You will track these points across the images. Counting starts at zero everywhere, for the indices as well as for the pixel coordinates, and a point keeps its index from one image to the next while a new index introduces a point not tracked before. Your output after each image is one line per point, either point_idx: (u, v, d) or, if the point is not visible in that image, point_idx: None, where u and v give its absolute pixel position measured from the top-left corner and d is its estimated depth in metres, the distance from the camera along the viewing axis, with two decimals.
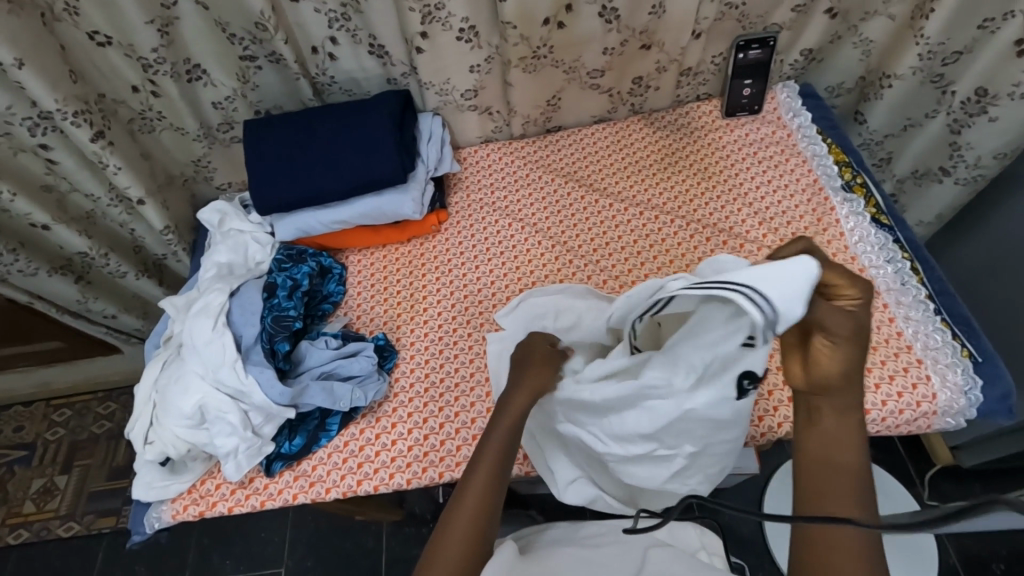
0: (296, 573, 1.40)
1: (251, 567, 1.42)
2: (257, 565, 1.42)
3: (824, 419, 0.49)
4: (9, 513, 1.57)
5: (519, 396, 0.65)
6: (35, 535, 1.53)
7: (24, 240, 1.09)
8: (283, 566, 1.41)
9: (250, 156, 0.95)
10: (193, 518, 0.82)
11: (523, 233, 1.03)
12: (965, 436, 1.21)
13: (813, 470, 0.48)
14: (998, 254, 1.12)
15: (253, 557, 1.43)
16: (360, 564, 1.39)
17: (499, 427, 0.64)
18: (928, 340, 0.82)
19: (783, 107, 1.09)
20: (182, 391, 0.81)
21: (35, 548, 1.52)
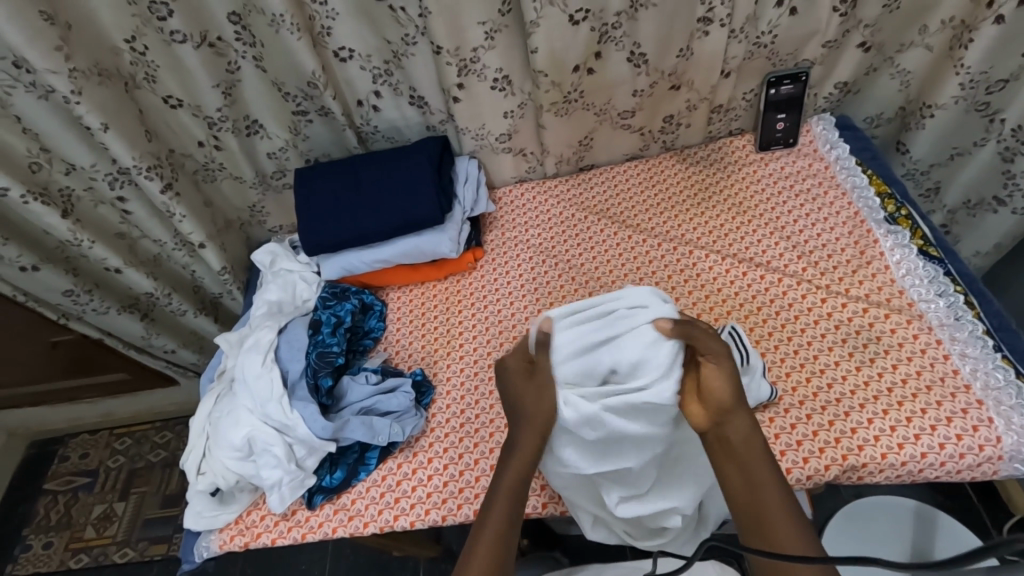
0: None
1: None
2: None
3: (736, 444, 0.63)
4: (71, 537, 1.67)
5: (528, 434, 0.68)
6: (94, 560, 1.62)
7: (98, 281, 1.20)
8: None
9: (301, 201, 1.02)
10: (238, 549, 0.85)
11: (556, 270, 1.04)
12: None
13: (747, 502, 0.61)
14: None
15: None
16: None
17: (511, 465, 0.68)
18: (988, 378, 0.77)
19: (819, 139, 1.08)
20: (233, 424, 0.85)
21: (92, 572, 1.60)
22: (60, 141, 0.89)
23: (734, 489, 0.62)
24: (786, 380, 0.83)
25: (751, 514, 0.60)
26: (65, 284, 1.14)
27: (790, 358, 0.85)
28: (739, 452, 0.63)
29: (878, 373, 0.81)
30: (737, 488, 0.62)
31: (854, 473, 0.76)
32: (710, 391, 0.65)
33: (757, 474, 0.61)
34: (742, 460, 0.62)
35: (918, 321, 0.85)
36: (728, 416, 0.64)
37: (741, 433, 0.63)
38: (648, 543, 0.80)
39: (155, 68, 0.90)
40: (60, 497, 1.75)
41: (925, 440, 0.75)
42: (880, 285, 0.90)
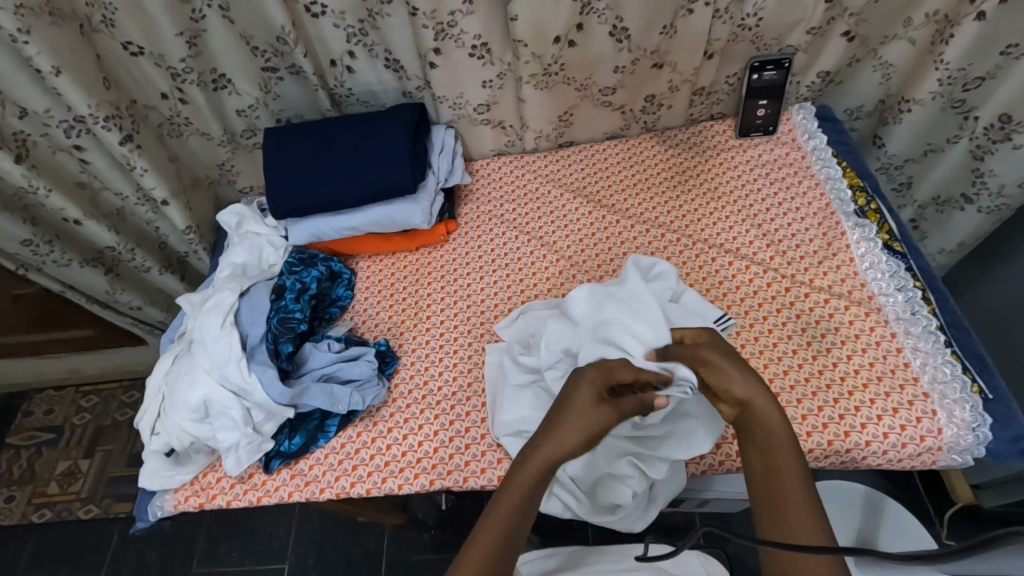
0: (299, 570, 1.51)
1: (257, 561, 1.53)
2: (263, 560, 1.53)
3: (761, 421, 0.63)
4: (34, 492, 1.67)
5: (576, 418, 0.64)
6: (57, 515, 1.62)
7: (59, 232, 1.16)
8: (286, 562, 1.52)
9: (269, 163, 0.99)
10: (193, 508, 0.85)
11: (529, 246, 1.05)
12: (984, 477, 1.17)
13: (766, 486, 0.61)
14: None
15: (258, 553, 1.54)
16: (360, 565, 1.51)
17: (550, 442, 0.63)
18: (936, 372, 0.80)
19: (798, 129, 1.08)
20: (188, 387, 0.83)
21: (54, 527, 1.61)
22: (10, 83, 0.84)
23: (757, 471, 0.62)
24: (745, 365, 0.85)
25: (775, 506, 0.59)
26: (23, 233, 1.11)
27: (751, 344, 0.87)
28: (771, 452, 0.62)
29: (833, 363, 0.83)
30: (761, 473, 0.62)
31: (801, 457, 0.79)
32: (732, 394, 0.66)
33: (779, 466, 0.61)
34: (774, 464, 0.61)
35: (876, 314, 0.86)
36: (751, 409, 0.64)
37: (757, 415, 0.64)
38: (597, 516, 0.79)
39: (113, 11, 0.85)
40: (22, 452, 1.74)
41: (872, 428, 0.78)
42: (844, 278, 0.91)
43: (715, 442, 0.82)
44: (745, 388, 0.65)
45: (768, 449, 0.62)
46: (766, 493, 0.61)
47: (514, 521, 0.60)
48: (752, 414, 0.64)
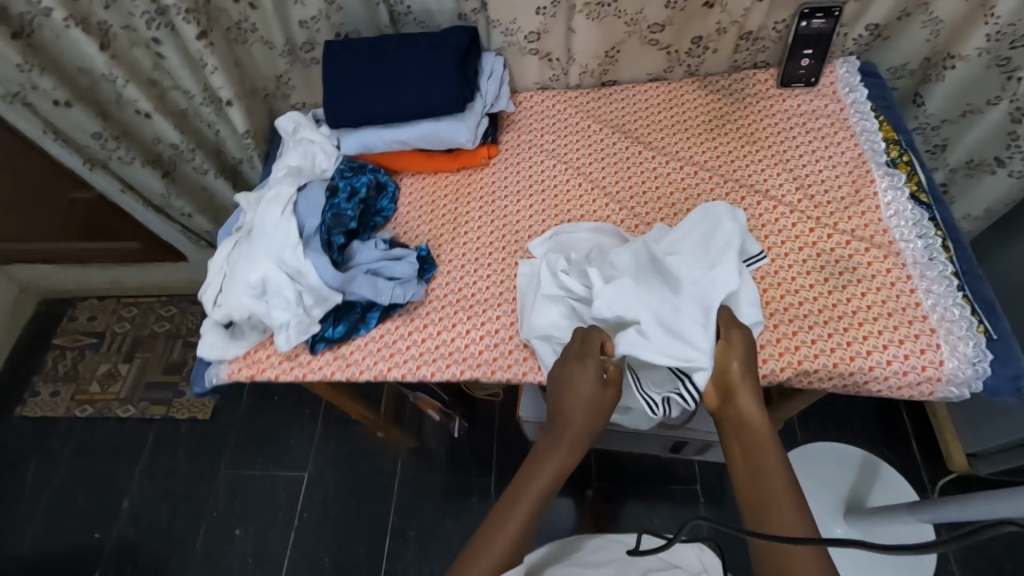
0: (319, 478, 1.64)
1: (280, 467, 1.66)
2: (285, 466, 1.66)
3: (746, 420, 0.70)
4: (77, 389, 1.81)
5: (578, 413, 0.77)
6: (98, 411, 1.77)
7: (124, 131, 1.25)
8: (307, 470, 1.65)
9: (329, 74, 1.05)
10: (245, 379, 0.94)
11: (565, 175, 1.10)
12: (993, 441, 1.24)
13: (753, 484, 0.65)
14: None
15: (281, 460, 1.67)
16: (375, 478, 1.63)
17: (563, 440, 0.76)
18: (945, 312, 0.84)
19: (841, 82, 1.10)
20: (248, 266, 0.90)
21: (97, 421, 1.76)
22: None
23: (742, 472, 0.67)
24: (763, 294, 0.90)
25: (756, 495, 0.64)
26: (94, 126, 1.19)
27: (771, 276, 0.92)
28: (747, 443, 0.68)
29: (847, 298, 0.88)
30: (745, 471, 0.67)
31: (806, 376, 0.85)
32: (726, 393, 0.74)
33: (763, 460, 0.66)
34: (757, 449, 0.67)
35: (894, 257, 0.90)
36: (738, 411, 0.71)
37: (740, 414, 0.71)
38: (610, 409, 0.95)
39: None
40: (68, 352, 1.88)
41: (876, 356, 0.83)
42: (867, 223, 0.94)
43: None
44: (736, 375, 0.73)
45: (752, 447, 0.68)
46: (750, 480, 0.66)
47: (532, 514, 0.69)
48: (737, 410, 0.71)
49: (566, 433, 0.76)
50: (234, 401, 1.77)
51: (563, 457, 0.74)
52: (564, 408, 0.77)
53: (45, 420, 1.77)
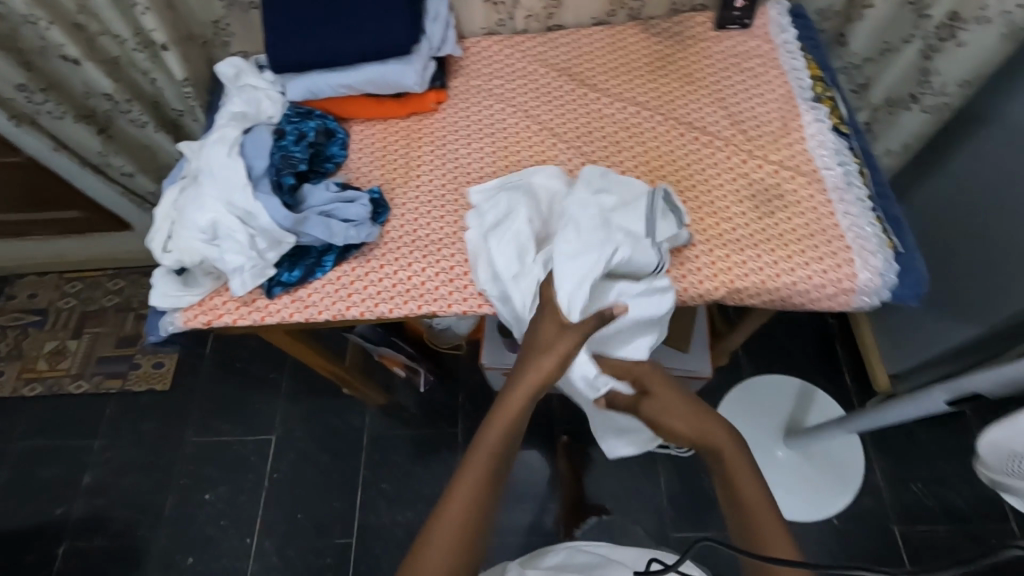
0: (287, 439, 1.64)
1: (246, 432, 1.65)
2: (251, 431, 1.66)
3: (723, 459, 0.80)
4: (23, 368, 1.75)
5: (516, 394, 0.80)
6: (49, 389, 1.72)
7: (52, 83, 1.18)
8: (274, 433, 1.66)
9: (268, 15, 1.03)
10: (201, 326, 0.95)
11: (514, 118, 1.12)
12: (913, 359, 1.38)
13: (748, 522, 0.75)
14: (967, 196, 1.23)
15: (246, 425, 1.66)
16: (344, 436, 1.65)
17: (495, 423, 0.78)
18: (859, 231, 0.92)
19: (772, 24, 1.16)
20: (197, 209, 0.90)
21: (48, 399, 1.71)
22: None
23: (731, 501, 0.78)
24: (700, 222, 0.97)
25: (743, 522, 0.75)
26: (18, 76, 1.13)
27: (708, 206, 0.98)
28: (732, 468, 0.79)
29: (775, 223, 0.95)
30: (734, 502, 0.77)
31: (737, 293, 0.93)
32: (675, 422, 0.83)
33: (741, 481, 0.77)
34: (735, 479, 0.78)
35: (817, 183, 0.98)
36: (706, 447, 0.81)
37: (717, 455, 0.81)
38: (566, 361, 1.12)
39: None
40: (9, 331, 1.80)
41: (799, 272, 0.91)
42: (795, 155, 1.01)
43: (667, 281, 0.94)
44: (687, 426, 0.83)
45: (731, 478, 0.78)
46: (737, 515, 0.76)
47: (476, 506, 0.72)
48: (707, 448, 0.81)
49: (502, 413, 0.79)
50: (194, 369, 1.74)
51: (504, 439, 0.77)
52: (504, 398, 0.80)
53: None
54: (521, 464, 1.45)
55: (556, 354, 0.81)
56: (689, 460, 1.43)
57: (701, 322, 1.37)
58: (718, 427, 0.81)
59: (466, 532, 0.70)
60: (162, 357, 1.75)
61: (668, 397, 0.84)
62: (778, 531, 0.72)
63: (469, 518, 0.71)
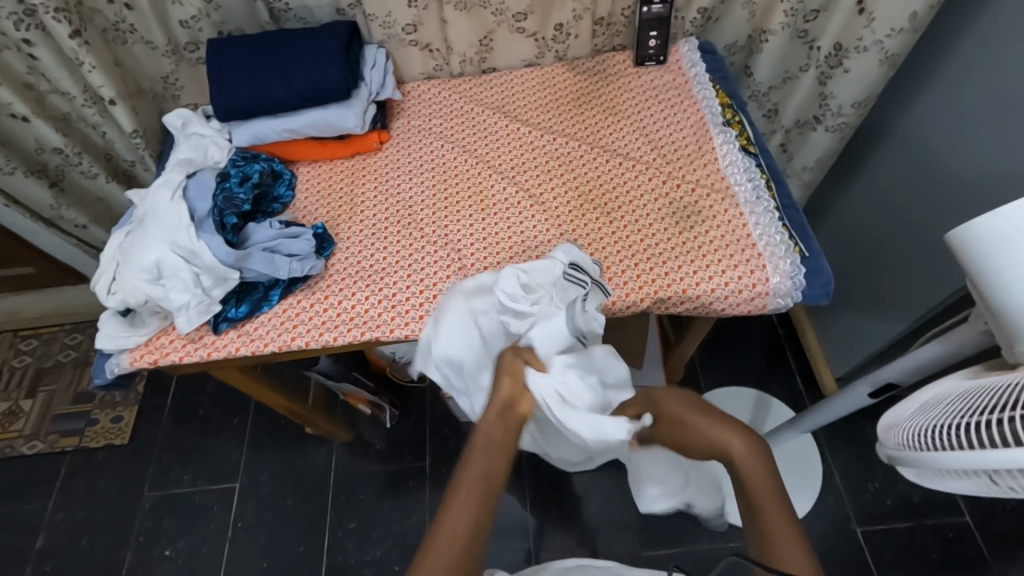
0: (250, 486, 1.60)
1: (208, 481, 1.61)
2: (213, 480, 1.61)
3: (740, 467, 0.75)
4: None
5: (491, 415, 0.78)
6: (0, 452, 1.66)
7: (3, 140, 1.22)
8: (237, 480, 1.61)
9: (212, 70, 1.09)
10: (147, 365, 0.96)
11: (452, 153, 1.19)
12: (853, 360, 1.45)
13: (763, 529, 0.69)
14: (873, 207, 1.32)
15: (208, 475, 1.62)
16: (309, 479, 1.61)
17: (477, 442, 0.75)
18: (769, 239, 1.01)
19: (684, 59, 1.27)
20: (141, 251, 0.94)
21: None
22: None
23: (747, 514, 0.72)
24: (626, 241, 1.04)
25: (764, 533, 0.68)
26: None
27: (633, 225, 1.06)
28: (746, 474, 0.73)
29: (694, 236, 1.03)
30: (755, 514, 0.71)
31: (661, 303, 0.99)
32: (697, 440, 0.79)
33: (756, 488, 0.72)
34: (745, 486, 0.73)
35: (730, 198, 1.06)
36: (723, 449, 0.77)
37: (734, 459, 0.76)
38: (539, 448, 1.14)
39: None
40: None
41: (717, 279, 0.98)
42: (709, 174, 1.10)
43: None
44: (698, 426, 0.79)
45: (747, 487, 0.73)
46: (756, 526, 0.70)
47: (467, 529, 0.67)
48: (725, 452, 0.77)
49: (481, 438, 0.76)
50: (153, 421, 1.71)
51: (488, 462, 0.73)
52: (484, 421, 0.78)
53: None
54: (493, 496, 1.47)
55: (512, 381, 0.81)
56: None
57: (651, 337, 1.43)
58: (735, 436, 0.77)
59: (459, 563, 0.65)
60: (121, 410, 1.72)
61: (678, 414, 0.81)
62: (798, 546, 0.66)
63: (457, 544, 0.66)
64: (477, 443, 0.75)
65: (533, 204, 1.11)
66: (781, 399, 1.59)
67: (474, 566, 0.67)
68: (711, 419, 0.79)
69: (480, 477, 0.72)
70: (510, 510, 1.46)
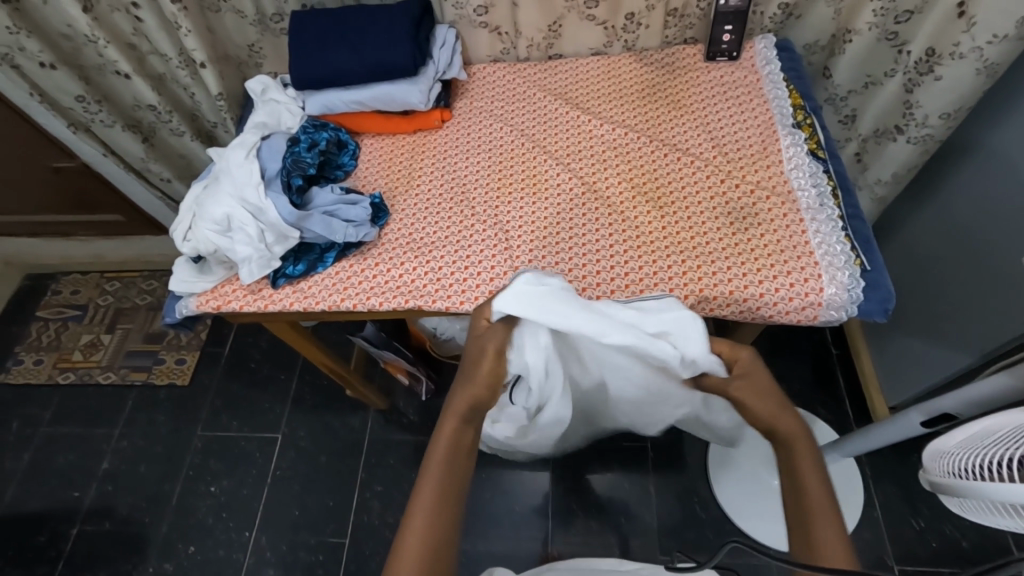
0: (290, 438, 1.70)
1: (254, 429, 1.73)
2: (258, 428, 1.73)
3: (793, 453, 0.70)
4: (60, 358, 1.89)
5: (479, 385, 0.77)
6: (80, 378, 1.84)
7: (106, 95, 1.34)
8: (280, 431, 1.72)
9: (293, 41, 1.16)
10: (211, 310, 1.04)
11: (510, 136, 1.21)
12: (909, 391, 1.36)
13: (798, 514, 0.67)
14: (950, 226, 1.23)
15: (255, 422, 1.74)
16: (345, 439, 1.69)
17: (451, 415, 0.76)
18: (829, 248, 0.96)
19: (759, 56, 1.22)
20: (214, 204, 1.01)
21: (78, 387, 1.83)
22: None
23: (793, 502, 0.68)
24: (676, 237, 1.03)
25: (801, 530, 0.66)
26: (77, 88, 1.28)
27: (684, 222, 1.04)
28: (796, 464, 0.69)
29: (748, 238, 1.00)
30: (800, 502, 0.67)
31: (707, 303, 0.97)
32: (755, 399, 0.74)
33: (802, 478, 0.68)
34: (795, 467, 0.69)
35: (791, 203, 1.02)
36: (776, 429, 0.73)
37: (785, 444, 0.72)
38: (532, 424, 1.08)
39: None
40: (51, 323, 1.96)
41: (767, 284, 0.95)
42: (771, 176, 1.07)
43: (640, 288, 0.99)
44: (768, 412, 0.73)
45: (793, 476, 0.69)
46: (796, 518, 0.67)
47: (438, 510, 0.69)
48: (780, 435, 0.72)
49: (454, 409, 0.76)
50: (211, 367, 1.84)
51: (456, 428, 0.75)
52: (469, 380, 0.78)
53: (27, 387, 1.84)
54: (517, 477, 1.50)
55: (486, 384, 0.78)
56: (685, 482, 1.45)
57: None
58: (792, 422, 0.72)
59: (435, 551, 0.66)
60: (184, 353, 1.87)
61: (747, 391, 0.75)
62: (844, 546, 0.63)
63: (429, 528, 0.67)
64: (442, 449, 0.73)
65: (585, 192, 1.11)
66: (825, 418, 1.52)
67: (448, 556, 0.67)
68: (767, 400, 0.74)
69: (449, 448, 0.74)
70: (532, 494, 1.48)
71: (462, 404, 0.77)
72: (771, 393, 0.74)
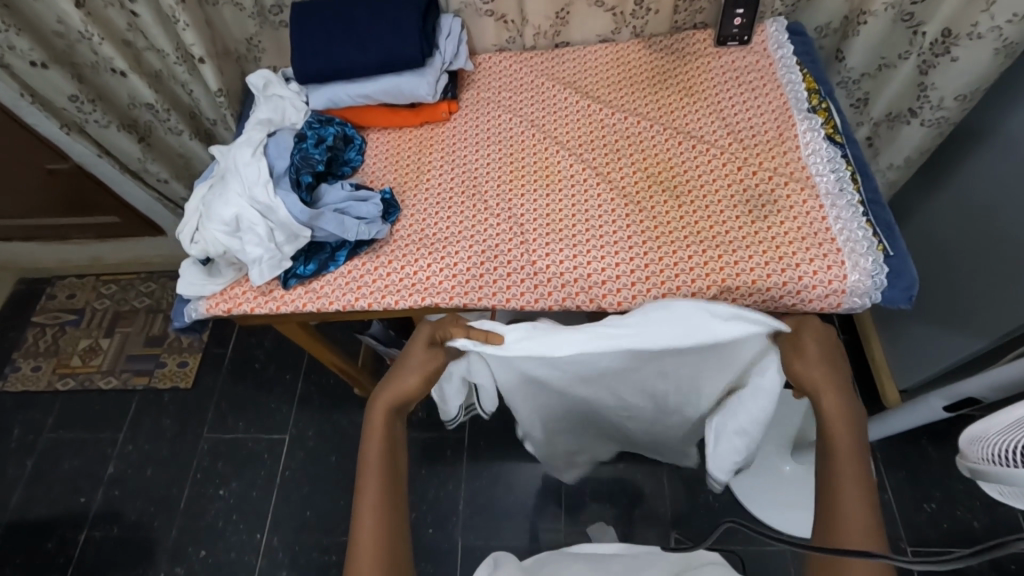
0: (299, 439, 1.68)
1: (261, 430, 1.70)
2: (266, 429, 1.70)
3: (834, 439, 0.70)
4: (59, 363, 1.85)
5: (412, 377, 0.79)
6: (80, 383, 1.81)
7: (100, 94, 1.30)
8: (288, 431, 1.70)
9: (295, 33, 1.12)
10: (222, 312, 1.02)
11: (520, 127, 1.19)
12: (919, 376, 1.36)
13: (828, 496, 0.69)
14: (964, 209, 1.22)
15: (262, 423, 1.71)
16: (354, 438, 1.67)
17: (376, 412, 0.78)
18: (850, 234, 0.95)
19: (771, 40, 1.20)
20: (222, 203, 0.99)
21: (79, 393, 1.80)
22: None
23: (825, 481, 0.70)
24: (695, 227, 1.01)
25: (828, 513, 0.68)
26: (70, 88, 1.24)
27: (701, 210, 1.02)
28: (835, 452, 0.70)
29: (768, 226, 0.98)
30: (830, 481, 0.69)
31: (729, 294, 0.96)
32: (815, 370, 0.73)
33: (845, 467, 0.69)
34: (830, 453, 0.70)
35: (810, 190, 1.01)
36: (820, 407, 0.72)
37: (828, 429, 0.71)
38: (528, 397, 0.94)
39: None
40: (47, 328, 1.92)
41: (790, 272, 0.94)
42: (789, 162, 1.05)
43: (662, 280, 0.97)
44: (818, 382, 0.73)
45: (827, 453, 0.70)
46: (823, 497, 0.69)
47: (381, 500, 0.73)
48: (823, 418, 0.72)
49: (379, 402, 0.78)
50: (215, 369, 1.81)
51: (382, 424, 0.77)
52: (399, 374, 0.80)
53: (26, 394, 1.81)
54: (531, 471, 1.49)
55: (420, 378, 0.80)
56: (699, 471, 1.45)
57: None
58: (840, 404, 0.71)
59: (389, 537, 0.71)
60: (187, 356, 1.84)
61: (812, 369, 0.73)
62: (866, 526, 0.65)
63: (381, 514, 0.72)
64: (375, 445, 0.76)
65: (598, 183, 1.09)
66: None
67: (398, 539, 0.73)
68: (834, 380, 0.73)
69: (387, 444, 0.76)
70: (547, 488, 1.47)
71: (389, 398, 0.79)
72: (838, 372, 0.73)
